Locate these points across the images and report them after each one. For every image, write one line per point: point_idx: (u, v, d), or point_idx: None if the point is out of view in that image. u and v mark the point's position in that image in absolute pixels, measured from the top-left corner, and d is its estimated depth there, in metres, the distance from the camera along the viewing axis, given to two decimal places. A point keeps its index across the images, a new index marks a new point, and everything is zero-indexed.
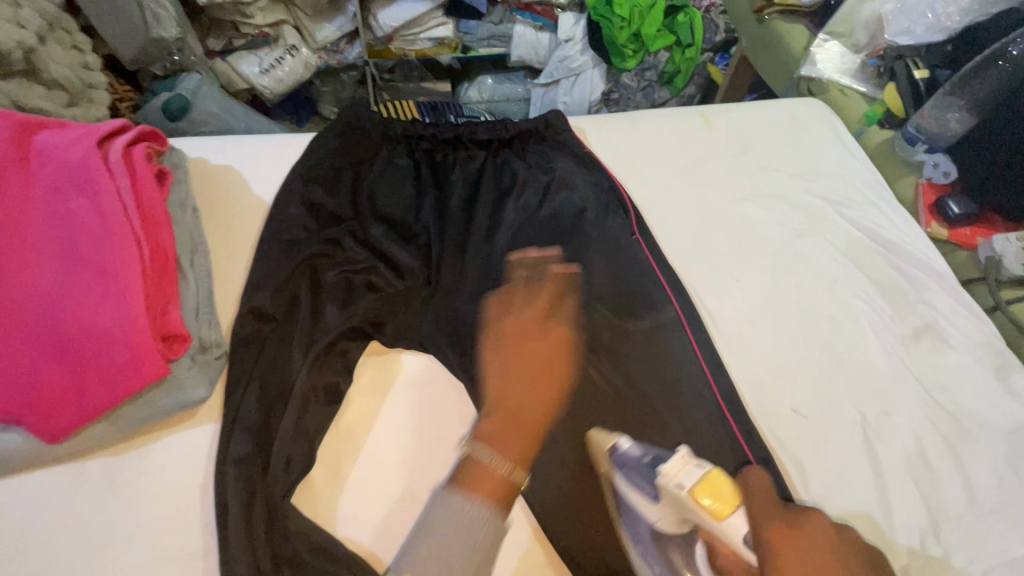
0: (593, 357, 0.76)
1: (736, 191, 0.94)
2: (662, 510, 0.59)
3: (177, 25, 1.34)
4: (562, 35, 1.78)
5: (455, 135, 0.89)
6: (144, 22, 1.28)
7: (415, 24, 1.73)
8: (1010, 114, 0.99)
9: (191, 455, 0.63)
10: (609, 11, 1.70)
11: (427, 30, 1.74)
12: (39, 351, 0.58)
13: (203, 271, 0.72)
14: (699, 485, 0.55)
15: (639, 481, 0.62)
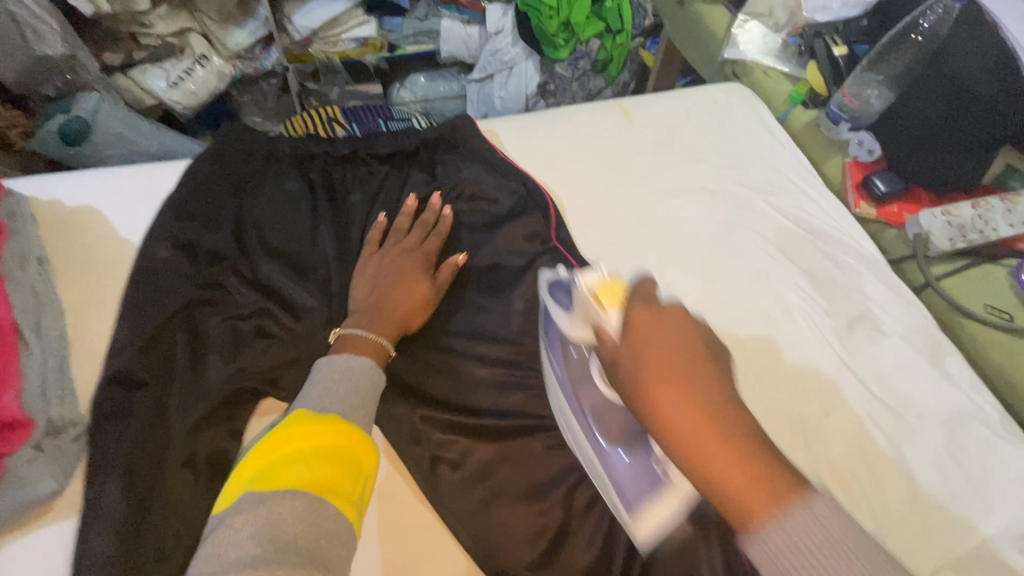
0: (518, 383, 0.71)
1: (661, 187, 0.90)
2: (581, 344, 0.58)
3: (66, 42, 1.19)
4: (489, 27, 1.71)
5: (352, 150, 0.81)
6: (22, 37, 1.14)
7: (336, 24, 1.62)
8: (930, 85, 0.98)
9: (42, 560, 0.53)
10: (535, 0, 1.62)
11: (348, 30, 1.63)
12: None
13: (52, 336, 0.61)
14: (596, 285, 0.56)
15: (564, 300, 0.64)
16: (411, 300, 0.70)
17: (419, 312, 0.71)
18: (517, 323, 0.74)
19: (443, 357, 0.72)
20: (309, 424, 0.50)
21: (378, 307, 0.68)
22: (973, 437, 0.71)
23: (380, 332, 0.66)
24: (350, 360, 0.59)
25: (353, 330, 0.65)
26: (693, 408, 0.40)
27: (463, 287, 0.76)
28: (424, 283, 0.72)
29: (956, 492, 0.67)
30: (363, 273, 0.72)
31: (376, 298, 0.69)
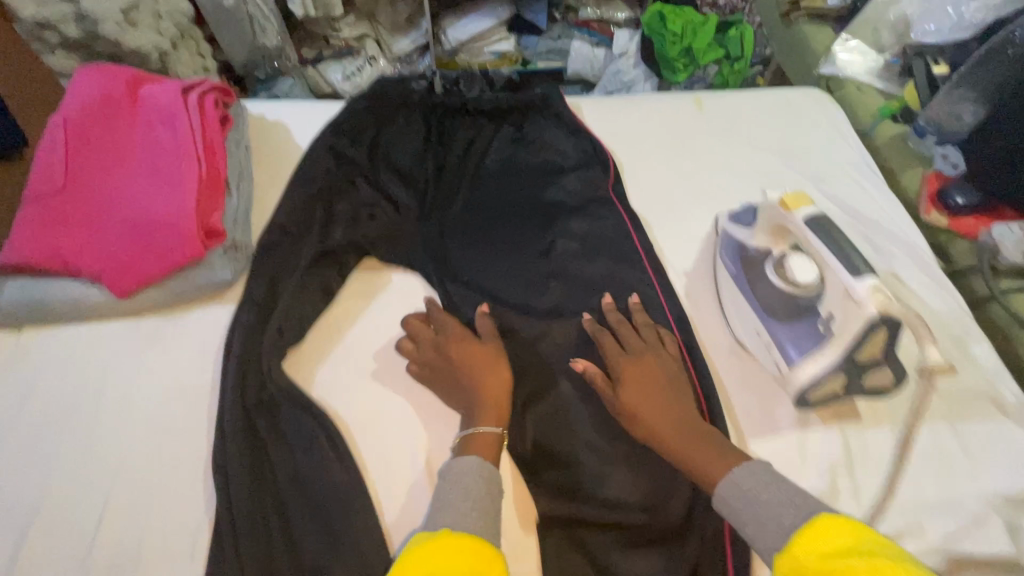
0: (552, 282, 0.86)
1: (717, 165, 1.01)
2: (756, 232, 0.79)
3: (279, 35, 1.65)
4: (617, 50, 1.97)
5: (463, 105, 1.05)
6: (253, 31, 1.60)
7: (481, 40, 1.96)
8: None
9: (214, 324, 0.81)
10: (661, 27, 1.82)
11: (490, 45, 1.97)
12: (122, 230, 0.80)
13: (244, 192, 0.90)
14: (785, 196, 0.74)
15: (745, 220, 0.82)
16: (493, 377, 0.73)
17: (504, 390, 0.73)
18: (556, 247, 0.89)
19: (497, 256, 0.88)
20: (445, 541, 0.54)
21: (475, 398, 0.71)
22: (981, 415, 0.71)
23: (493, 421, 0.69)
24: (464, 463, 0.64)
25: (469, 431, 0.68)
26: (650, 399, 0.68)
27: (524, 214, 0.93)
28: (495, 358, 0.75)
29: (949, 459, 0.68)
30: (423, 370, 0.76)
31: (466, 402, 0.72)
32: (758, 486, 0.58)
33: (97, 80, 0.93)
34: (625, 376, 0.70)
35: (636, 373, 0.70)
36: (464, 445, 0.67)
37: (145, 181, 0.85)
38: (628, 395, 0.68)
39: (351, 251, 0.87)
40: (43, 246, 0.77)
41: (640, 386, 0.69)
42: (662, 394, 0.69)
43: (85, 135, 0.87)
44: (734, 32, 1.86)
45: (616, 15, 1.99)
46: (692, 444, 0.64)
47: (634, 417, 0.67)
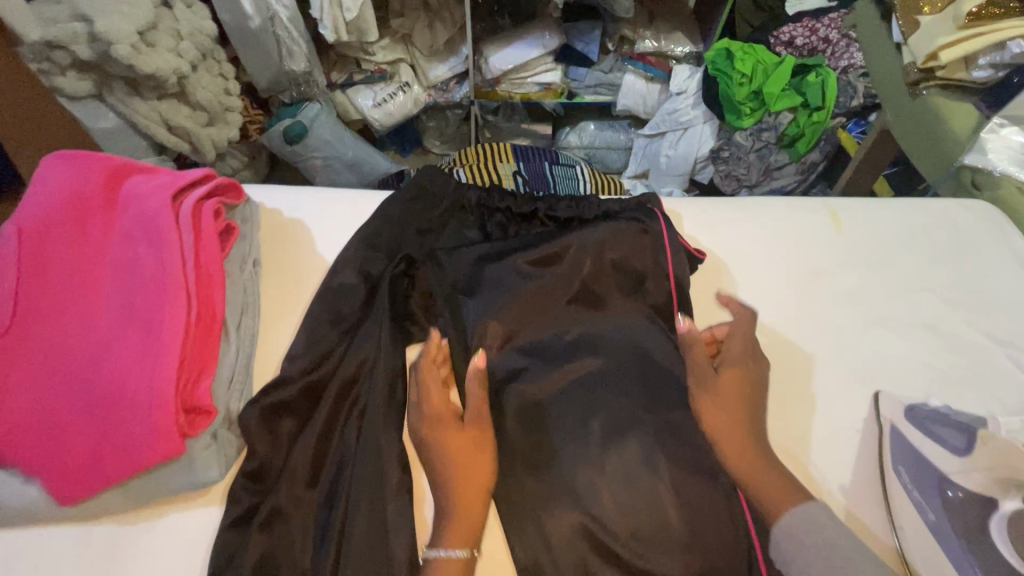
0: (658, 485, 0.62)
1: (865, 309, 0.76)
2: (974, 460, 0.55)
3: (309, 61, 1.41)
4: (674, 87, 1.69)
5: (533, 210, 0.81)
6: (279, 55, 1.36)
7: (525, 69, 1.70)
8: None
9: (194, 536, 0.59)
10: (728, 66, 1.59)
11: (535, 75, 1.71)
12: (73, 406, 0.58)
13: (247, 333, 0.69)
14: None
15: (952, 439, 0.57)
16: (461, 463, 0.59)
17: (485, 482, 0.59)
18: (663, 432, 0.65)
19: (578, 444, 0.65)
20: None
21: (445, 480, 0.59)
22: None
23: (461, 543, 0.56)
24: None
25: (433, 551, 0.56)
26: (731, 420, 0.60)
27: (616, 380, 0.69)
28: (473, 432, 0.62)
29: None
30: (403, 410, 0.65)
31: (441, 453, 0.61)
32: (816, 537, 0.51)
33: (67, 170, 0.72)
34: (717, 387, 0.62)
35: (727, 386, 0.63)
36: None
37: (113, 326, 0.63)
38: (715, 410, 0.61)
39: (371, 421, 0.64)
40: None
41: (726, 397, 0.62)
42: (749, 415, 0.62)
43: (41, 250, 0.66)
44: (814, 78, 1.56)
45: (675, 48, 1.70)
46: (762, 467, 0.57)
47: (716, 429, 0.60)
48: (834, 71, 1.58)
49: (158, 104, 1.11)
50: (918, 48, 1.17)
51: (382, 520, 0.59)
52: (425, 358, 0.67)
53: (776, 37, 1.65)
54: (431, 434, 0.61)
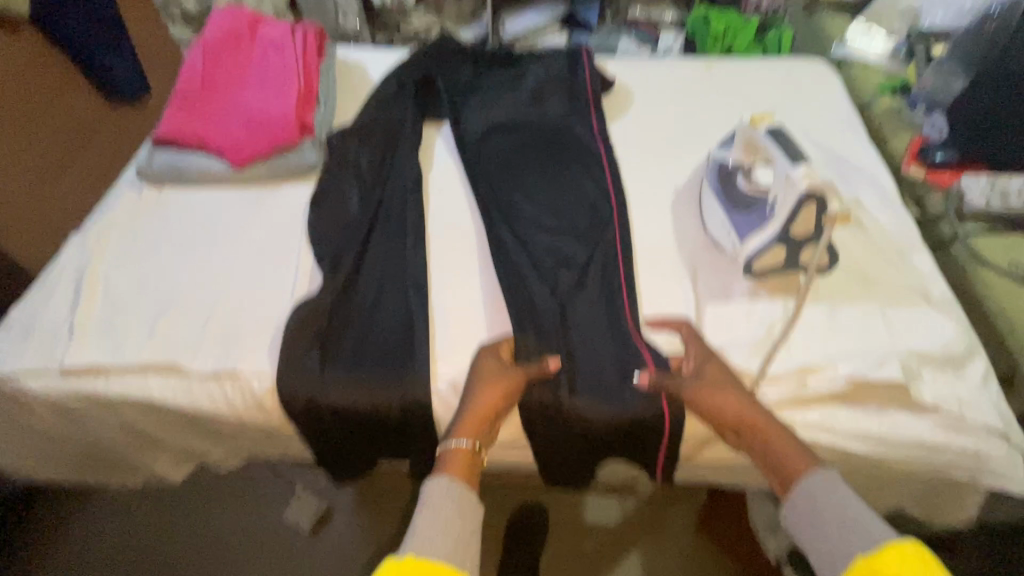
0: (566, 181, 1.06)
1: (718, 112, 1.18)
2: (738, 145, 0.93)
3: (355, 19, 2.02)
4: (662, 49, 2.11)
5: (507, 56, 1.26)
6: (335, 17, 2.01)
7: (535, 34, 2.16)
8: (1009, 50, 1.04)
9: (299, 195, 1.05)
10: (705, 28, 2.02)
11: (544, 39, 2.16)
12: (241, 120, 1.06)
13: (330, 106, 1.15)
14: (752, 117, 0.92)
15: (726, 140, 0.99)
16: (486, 403, 0.76)
17: (488, 416, 0.76)
18: (567, 161, 1.08)
19: (522, 165, 1.08)
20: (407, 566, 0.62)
21: (466, 406, 0.77)
22: (911, 303, 0.85)
23: (468, 436, 0.75)
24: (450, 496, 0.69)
25: (447, 443, 0.74)
26: (735, 401, 0.74)
27: (547, 137, 1.12)
28: (503, 379, 0.79)
29: (874, 327, 0.82)
30: (475, 374, 0.80)
31: (476, 399, 0.77)
32: (825, 493, 0.67)
33: (228, 16, 1.21)
34: (704, 381, 0.77)
35: (712, 378, 0.77)
36: (440, 464, 0.73)
37: (258, 88, 1.11)
38: (707, 388, 0.76)
39: (399, 148, 1.10)
40: (185, 126, 1.05)
41: (713, 386, 0.76)
42: (739, 392, 0.76)
43: (218, 53, 1.15)
44: (774, 34, 1.98)
45: (664, 17, 2.18)
46: (769, 425, 0.72)
47: (713, 416, 0.75)
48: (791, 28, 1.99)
49: None
50: None
51: (404, 189, 1.03)
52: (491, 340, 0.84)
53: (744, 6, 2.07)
54: (484, 372, 0.79)
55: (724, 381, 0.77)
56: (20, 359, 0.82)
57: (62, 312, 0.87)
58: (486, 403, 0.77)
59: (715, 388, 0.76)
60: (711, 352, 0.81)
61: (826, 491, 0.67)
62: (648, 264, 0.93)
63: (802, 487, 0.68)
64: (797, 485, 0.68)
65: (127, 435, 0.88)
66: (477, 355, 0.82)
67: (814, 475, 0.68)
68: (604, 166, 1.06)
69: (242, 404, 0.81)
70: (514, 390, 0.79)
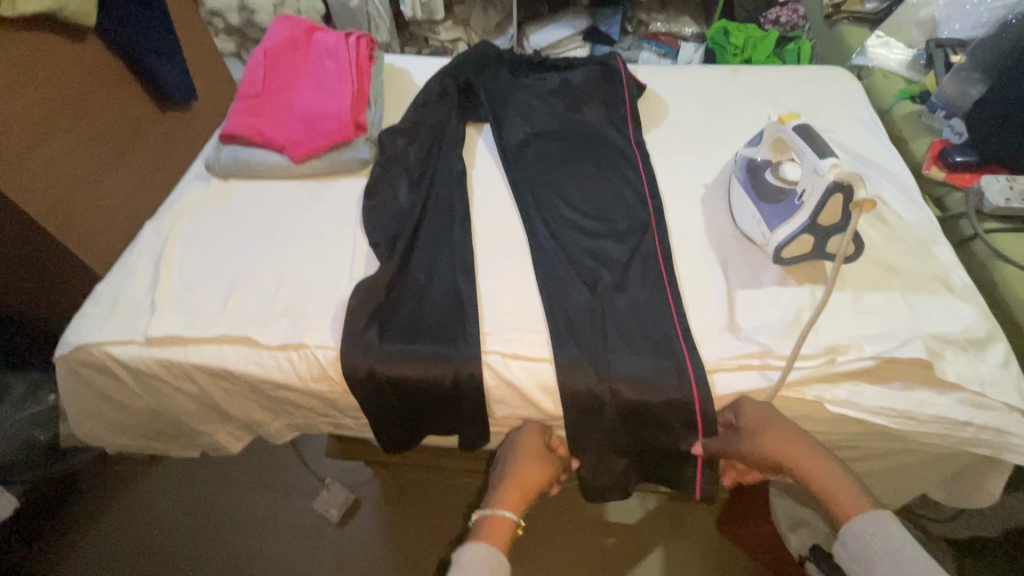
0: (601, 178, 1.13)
1: (745, 116, 1.24)
2: (766, 145, 0.99)
3: (389, 33, 2.18)
4: (681, 60, 2.23)
5: (542, 62, 1.34)
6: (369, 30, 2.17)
7: (558, 47, 2.25)
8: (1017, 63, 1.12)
9: (352, 188, 1.12)
10: (724, 40, 2.10)
11: (567, 51, 2.25)
12: (300, 119, 1.14)
13: (379, 107, 1.24)
14: (779, 117, 0.96)
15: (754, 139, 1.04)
16: (524, 486, 0.88)
17: (525, 494, 0.88)
18: (600, 161, 1.15)
19: (558, 165, 1.15)
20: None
21: (511, 482, 0.88)
22: (934, 292, 0.89)
23: (511, 510, 0.87)
24: (485, 560, 0.78)
25: (486, 513, 0.86)
26: (797, 451, 0.80)
27: (581, 138, 1.19)
28: (540, 464, 0.90)
29: (899, 313, 0.87)
30: (515, 453, 0.91)
31: (515, 475, 0.89)
32: (878, 535, 0.72)
33: (286, 25, 1.31)
34: (756, 430, 0.81)
35: (763, 428, 0.81)
36: (479, 534, 0.84)
37: (316, 90, 1.20)
38: (765, 438, 0.81)
39: (444, 147, 1.17)
40: (249, 123, 1.13)
41: (767, 434, 0.81)
42: (797, 440, 0.81)
43: (278, 59, 1.25)
44: (791, 47, 2.08)
45: (684, 30, 2.28)
46: (819, 466, 0.80)
47: (768, 461, 0.81)
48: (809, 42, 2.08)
49: None
50: None
51: (449, 183, 1.10)
52: (533, 420, 0.93)
53: (765, 17, 2.15)
54: (524, 453, 0.90)
55: (778, 426, 0.81)
56: (106, 329, 0.89)
57: (143, 288, 0.95)
58: (521, 478, 0.88)
59: (771, 435, 0.80)
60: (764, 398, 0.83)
61: (878, 528, 0.73)
62: (682, 253, 0.99)
63: (851, 533, 0.74)
64: (845, 527, 0.76)
65: (196, 403, 0.95)
66: (523, 433, 0.92)
67: (868, 516, 0.75)
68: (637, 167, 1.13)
69: (308, 373, 0.87)
70: (551, 478, 0.91)
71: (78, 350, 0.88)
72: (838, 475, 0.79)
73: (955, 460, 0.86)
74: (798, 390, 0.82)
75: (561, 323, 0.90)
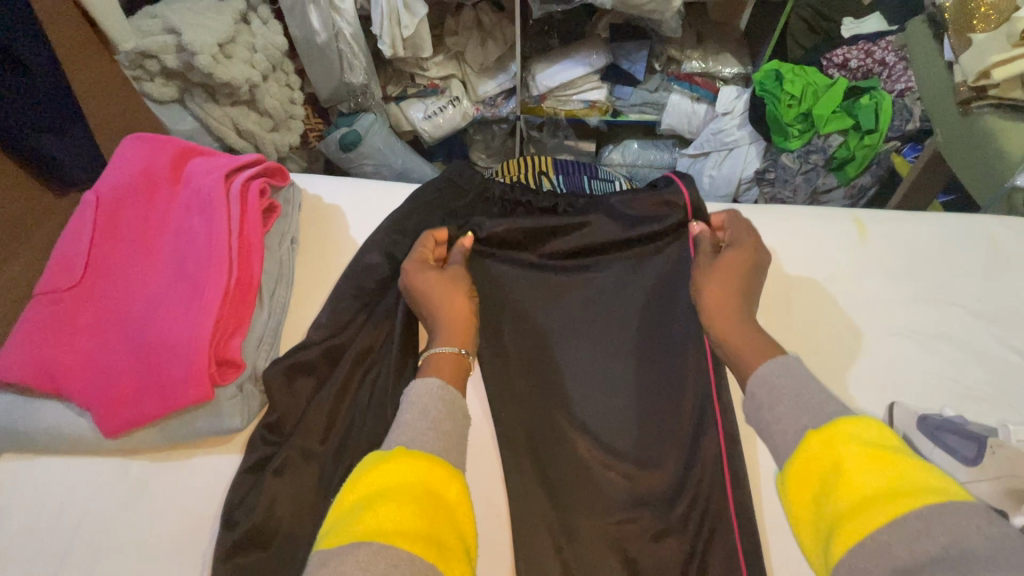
0: (651, 468, 0.64)
1: (888, 320, 0.74)
2: (985, 475, 0.57)
3: (366, 74, 1.60)
4: (720, 107, 1.68)
5: (552, 204, 0.85)
6: (341, 69, 1.57)
7: (571, 86, 1.72)
8: None
9: (214, 482, 0.65)
10: (778, 87, 1.53)
11: (581, 92, 1.73)
12: (125, 352, 0.66)
13: (279, 303, 0.75)
14: None
15: (962, 445, 0.60)
16: (460, 305, 0.63)
17: (468, 324, 0.62)
18: (653, 426, 0.66)
19: (575, 435, 0.66)
20: (398, 461, 0.42)
21: (446, 313, 0.63)
22: None
23: (456, 344, 0.60)
24: (438, 382, 0.50)
25: (432, 350, 0.58)
26: (732, 307, 0.59)
27: (612, 369, 0.70)
28: (457, 281, 0.67)
29: None
30: (412, 281, 0.66)
31: (434, 302, 0.64)
32: (790, 380, 0.46)
33: (141, 149, 0.82)
34: (716, 268, 0.63)
35: (725, 266, 0.63)
36: (424, 369, 0.55)
37: (165, 284, 0.71)
38: (716, 286, 0.61)
39: (374, 391, 0.69)
40: (33, 361, 0.65)
41: (724, 273, 0.62)
42: (744, 293, 0.62)
43: (116, 217, 0.76)
44: (867, 100, 1.50)
45: (723, 70, 1.71)
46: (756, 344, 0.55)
47: (725, 309, 0.59)
48: (888, 93, 1.52)
49: (228, 109, 1.33)
50: (968, 67, 1.14)
51: None
52: (415, 253, 0.70)
53: (828, 59, 1.61)
54: (417, 275, 0.66)
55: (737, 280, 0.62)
56: None
57: None
58: (444, 301, 0.64)
59: (717, 286, 0.61)
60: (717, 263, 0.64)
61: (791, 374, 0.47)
62: None
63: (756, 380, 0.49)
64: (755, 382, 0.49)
65: None
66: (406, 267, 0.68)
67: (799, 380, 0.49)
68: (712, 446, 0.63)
69: None
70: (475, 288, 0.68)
71: None
72: (759, 338, 0.54)
73: None
74: None
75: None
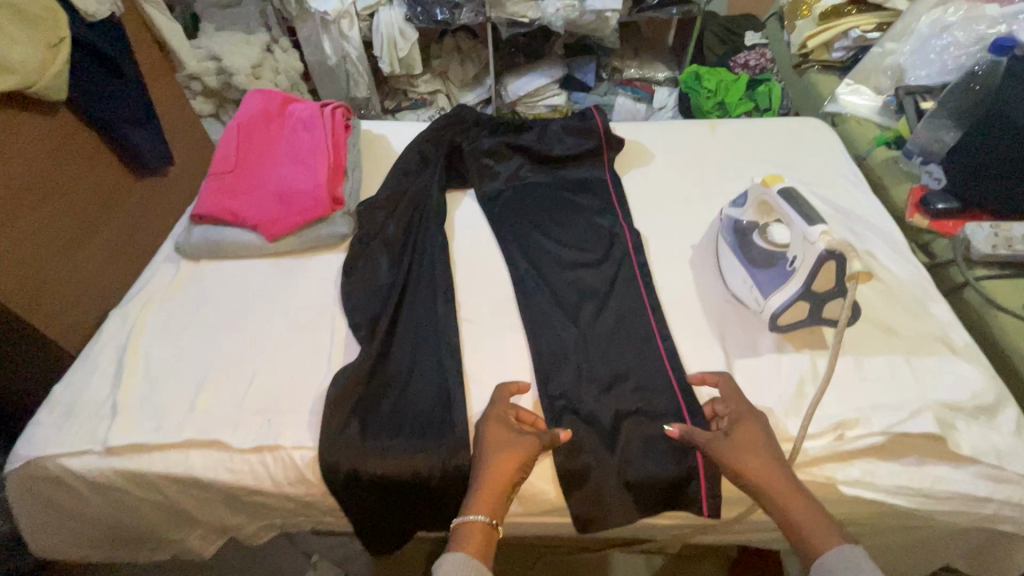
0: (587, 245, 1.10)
1: (725, 171, 1.24)
2: (751, 209, 0.98)
3: (367, 88, 2.08)
4: (657, 104, 2.22)
5: (521, 123, 1.32)
6: (348, 86, 2.07)
7: (536, 95, 2.23)
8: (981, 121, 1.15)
9: (330, 264, 1.08)
10: (697, 84, 2.05)
11: (545, 100, 2.23)
12: (275, 196, 1.11)
13: (356, 177, 1.21)
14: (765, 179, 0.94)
15: (739, 199, 1.02)
16: (506, 471, 0.73)
17: (508, 485, 0.73)
18: (585, 225, 1.14)
19: (540, 237, 1.12)
20: None
21: (483, 481, 0.72)
22: (934, 352, 0.87)
23: (485, 512, 0.69)
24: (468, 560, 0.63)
25: (462, 518, 0.68)
26: (761, 464, 0.71)
27: (562, 204, 1.19)
28: (514, 446, 0.76)
29: (903, 378, 0.84)
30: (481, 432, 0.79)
31: (486, 465, 0.74)
32: (852, 569, 0.60)
33: (260, 98, 1.30)
34: (738, 438, 0.74)
35: (741, 436, 0.74)
36: (455, 539, 0.66)
37: (290, 163, 1.17)
38: (743, 457, 0.72)
39: (420, 215, 1.15)
40: (222, 203, 1.10)
41: (746, 443, 0.73)
42: (771, 461, 0.72)
43: (252, 132, 1.22)
44: (763, 88, 1.99)
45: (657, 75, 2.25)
46: (796, 506, 0.68)
47: (741, 477, 0.72)
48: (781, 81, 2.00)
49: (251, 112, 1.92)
50: (797, 41, 1.72)
51: (432, 255, 1.07)
52: (496, 403, 0.82)
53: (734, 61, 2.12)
54: (486, 427, 0.79)
55: (759, 441, 0.74)
56: (63, 438, 0.83)
57: (104, 390, 0.89)
58: (500, 467, 0.73)
59: (749, 454, 0.72)
60: (739, 433, 0.74)
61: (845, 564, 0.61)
62: (677, 313, 0.98)
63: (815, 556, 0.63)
64: (816, 560, 0.63)
65: (161, 510, 0.87)
66: (484, 420, 0.80)
67: (836, 551, 0.63)
68: (619, 230, 1.11)
69: (284, 477, 0.81)
70: (530, 457, 0.76)
71: (30, 464, 0.81)
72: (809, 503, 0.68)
73: (969, 538, 0.82)
74: (811, 470, 0.77)
75: (557, 409, 0.86)
